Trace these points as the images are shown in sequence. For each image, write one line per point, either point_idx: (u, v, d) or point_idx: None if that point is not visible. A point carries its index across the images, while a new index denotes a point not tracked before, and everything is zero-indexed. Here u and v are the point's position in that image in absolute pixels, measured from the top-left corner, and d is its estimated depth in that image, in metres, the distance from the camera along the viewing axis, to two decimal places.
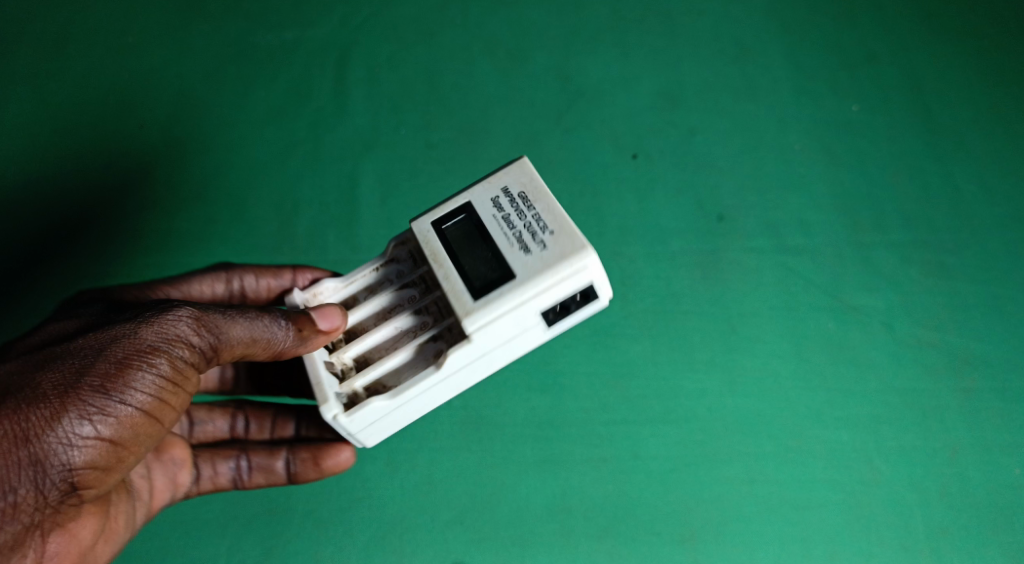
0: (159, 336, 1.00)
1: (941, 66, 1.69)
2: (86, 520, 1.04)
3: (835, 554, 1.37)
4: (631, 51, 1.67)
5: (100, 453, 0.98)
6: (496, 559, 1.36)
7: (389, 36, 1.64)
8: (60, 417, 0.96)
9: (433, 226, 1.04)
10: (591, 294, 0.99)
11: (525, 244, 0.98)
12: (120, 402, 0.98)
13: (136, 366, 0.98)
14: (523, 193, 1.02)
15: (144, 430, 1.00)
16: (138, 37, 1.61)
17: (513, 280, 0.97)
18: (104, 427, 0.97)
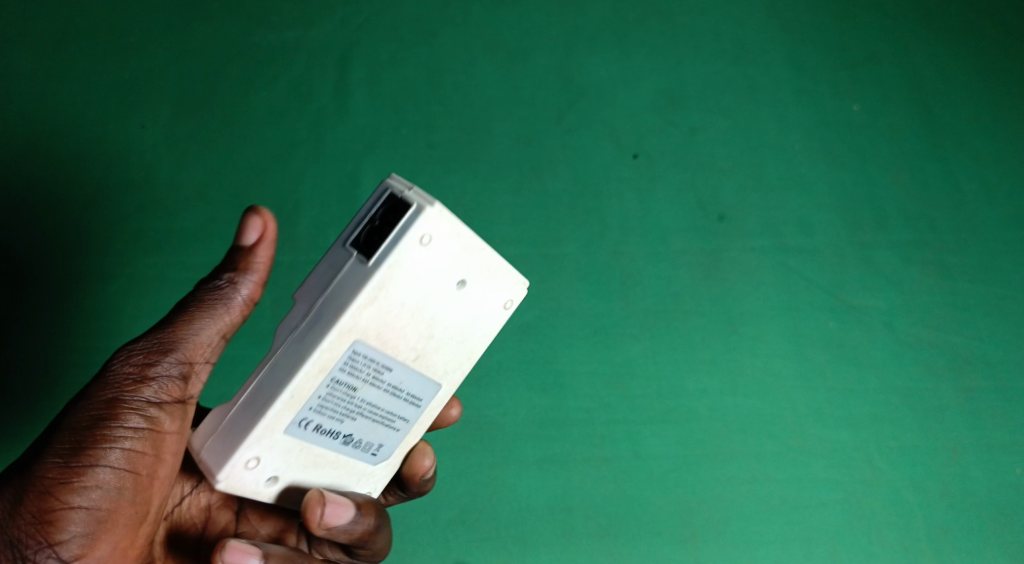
0: (123, 399, 0.97)
1: (943, 65, 1.69)
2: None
3: (835, 554, 1.38)
4: (632, 50, 1.66)
5: (90, 536, 0.95)
6: (496, 558, 1.36)
7: (389, 36, 1.63)
8: (43, 504, 0.93)
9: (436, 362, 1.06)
10: (404, 204, 0.93)
11: None
12: (84, 489, 0.94)
13: (104, 443, 0.96)
14: None
15: (125, 510, 0.97)
16: (137, 35, 1.60)
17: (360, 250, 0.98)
18: (87, 512, 0.94)
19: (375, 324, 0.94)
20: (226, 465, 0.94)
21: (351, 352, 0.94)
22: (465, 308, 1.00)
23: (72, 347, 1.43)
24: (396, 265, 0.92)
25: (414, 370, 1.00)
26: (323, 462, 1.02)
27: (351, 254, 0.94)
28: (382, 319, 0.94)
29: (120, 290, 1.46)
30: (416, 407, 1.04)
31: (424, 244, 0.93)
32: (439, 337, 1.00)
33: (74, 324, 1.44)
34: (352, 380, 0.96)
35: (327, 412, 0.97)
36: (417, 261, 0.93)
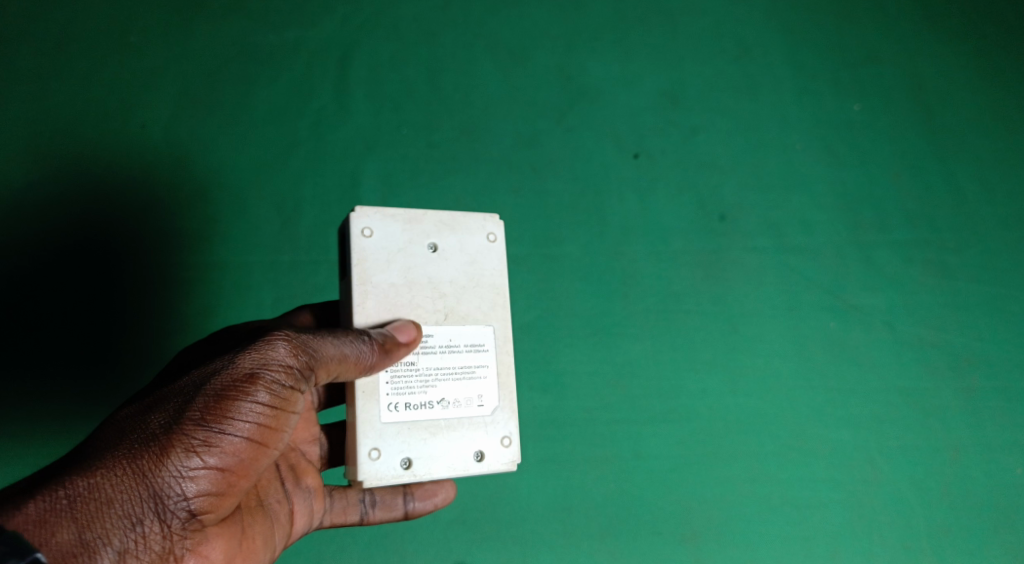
0: (256, 369, 1.04)
1: (943, 66, 1.70)
2: (220, 548, 1.05)
3: (835, 554, 1.38)
4: (632, 50, 1.67)
5: (212, 493, 1.02)
6: (497, 558, 1.35)
7: (390, 36, 1.64)
8: (177, 459, 1.00)
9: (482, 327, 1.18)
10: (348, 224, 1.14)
11: None
12: (213, 451, 1.01)
13: (238, 407, 1.02)
14: None
15: (240, 475, 1.04)
16: (138, 35, 1.59)
17: None
18: (210, 474, 1.02)
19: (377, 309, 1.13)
20: (358, 468, 1.07)
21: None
22: (453, 263, 1.16)
23: (75, 348, 1.44)
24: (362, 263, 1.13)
25: (452, 324, 1.13)
26: (438, 428, 1.11)
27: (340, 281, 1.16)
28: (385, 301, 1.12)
29: (123, 291, 1.46)
30: (485, 352, 1.14)
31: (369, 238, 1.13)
32: (451, 291, 1.15)
33: (78, 324, 1.45)
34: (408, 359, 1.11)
35: (403, 387, 1.10)
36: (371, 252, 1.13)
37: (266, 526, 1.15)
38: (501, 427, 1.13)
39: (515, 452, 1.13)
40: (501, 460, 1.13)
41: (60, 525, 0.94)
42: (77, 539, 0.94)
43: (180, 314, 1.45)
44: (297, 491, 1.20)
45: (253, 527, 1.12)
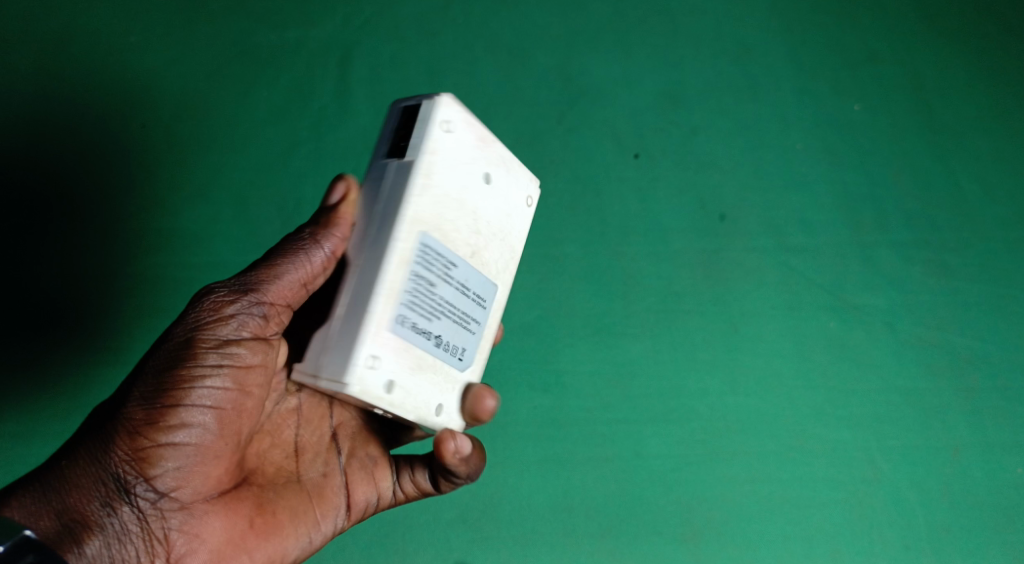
0: (202, 337, 1.00)
1: (943, 65, 1.70)
2: (218, 519, 1.02)
3: (836, 553, 1.38)
4: (633, 49, 1.67)
5: (189, 466, 1.00)
6: (497, 558, 1.35)
7: (391, 36, 1.64)
8: (147, 439, 0.98)
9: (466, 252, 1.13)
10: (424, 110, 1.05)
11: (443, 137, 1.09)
12: (175, 425, 0.98)
13: (195, 379, 0.99)
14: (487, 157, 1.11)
15: (216, 444, 1.01)
16: (138, 34, 1.60)
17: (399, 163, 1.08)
18: (181, 440, 0.99)
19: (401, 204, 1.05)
20: (351, 372, 0.97)
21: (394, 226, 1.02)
22: (497, 202, 1.11)
23: (75, 347, 1.43)
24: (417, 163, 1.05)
25: (473, 265, 1.08)
26: (424, 366, 1.04)
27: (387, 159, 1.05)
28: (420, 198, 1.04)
29: (122, 291, 1.45)
30: (484, 308, 1.11)
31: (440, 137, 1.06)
32: (485, 232, 1.09)
33: (77, 324, 1.44)
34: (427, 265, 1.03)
35: (418, 309, 1.02)
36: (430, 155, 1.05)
37: (293, 501, 1.10)
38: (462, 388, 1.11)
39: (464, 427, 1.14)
40: (452, 420, 1.10)
41: (47, 515, 0.95)
42: (70, 527, 0.95)
43: (181, 315, 1.45)
44: (350, 465, 1.17)
45: (273, 501, 1.08)
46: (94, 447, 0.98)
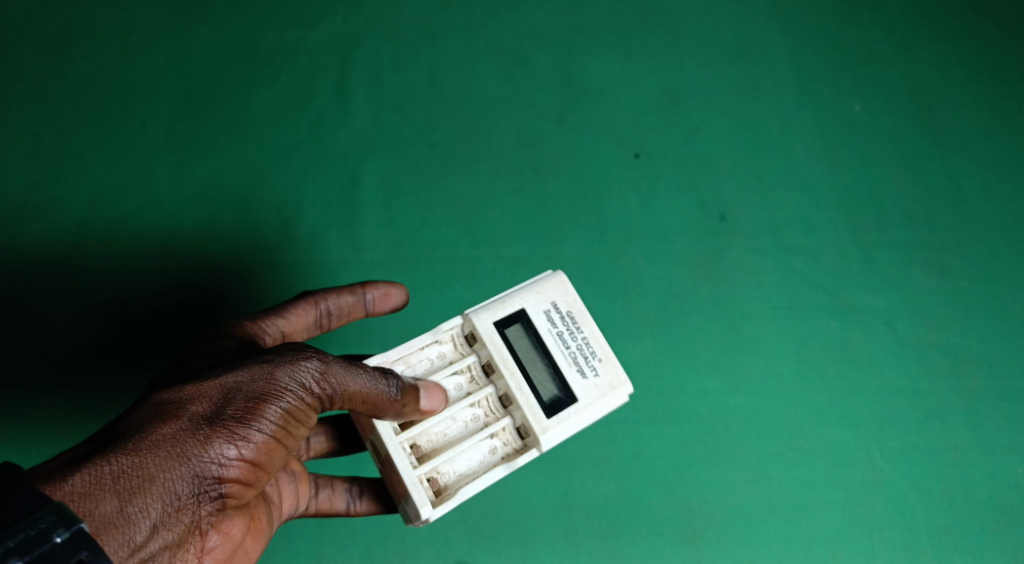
0: (283, 372, 0.95)
1: (943, 65, 1.70)
2: (236, 534, 0.97)
3: (837, 554, 1.38)
4: (633, 49, 1.68)
5: (237, 483, 0.93)
6: (498, 559, 1.33)
7: (391, 36, 1.64)
8: (209, 445, 0.90)
9: (496, 328, 1.11)
10: (559, 305, 1.14)
11: (550, 314, 1.14)
12: (237, 442, 0.91)
13: (271, 403, 0.93)
14: (570, 313, 1.14)
15: (263, 468, 0.95)
16: (138, 34, 1.60)
17: (515, 319, 1.13)
18: (242, 464, 0.92)
19: (506, 356, 1.10)
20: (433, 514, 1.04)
21: (550, 415, 1.08)
22: None
23: (74, 348, 1.40)
24: (531, 335, 1.12)
25: None
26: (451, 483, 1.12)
27: (519, 328, 1.12)
28: (531, 377, 1.10)
29: (121, 291, 1.44)
30: None
31: (561, 314, 1.14)
32: None
33: (75, 324, 1.42)
34: (523, 458, 1.09)
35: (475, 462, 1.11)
36: (548, 332, 1.12)
37: (265, 519, 1.04)
38: None
39: None
40: None
41: (101, 497, 0.84)
42: (110, 508, 0.85)
43: (179, 315, 1.43)
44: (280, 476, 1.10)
45: (251, 512, 1.02)
46: (149, 429, 0.89)
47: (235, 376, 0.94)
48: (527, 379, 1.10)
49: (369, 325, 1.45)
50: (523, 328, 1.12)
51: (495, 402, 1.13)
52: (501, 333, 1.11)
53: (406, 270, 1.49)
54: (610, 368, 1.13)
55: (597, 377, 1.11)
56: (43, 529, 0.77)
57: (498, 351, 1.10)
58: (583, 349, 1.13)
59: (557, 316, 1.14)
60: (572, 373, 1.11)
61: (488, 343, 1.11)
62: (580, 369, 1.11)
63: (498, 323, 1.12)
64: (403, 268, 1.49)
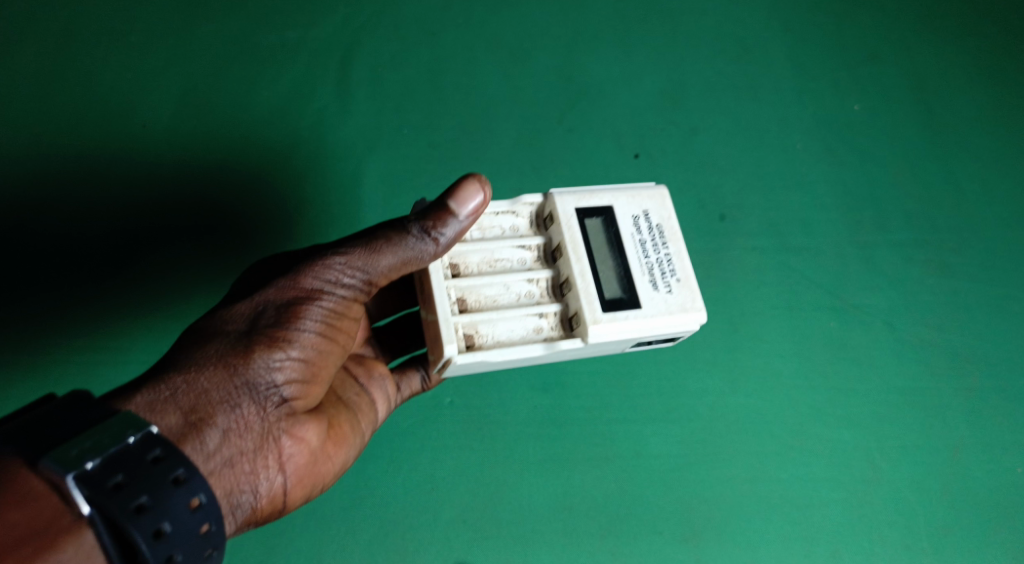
0: (315, 275, 1.09)
1: (942, 66, 1.71)
2: (313, 439, 1.08)
3: (837, 554, 1.38)
4: (633, 50, 1.68)
5: (295, 383, 1.06)
6: (499, 558, 1.31)
7: (391, 36, 1.65)
8: (258, 353, 1.04)
9: (577, 213, 1.23)
10: (648, 215, 1.25)
11: (636, 219, 1.25)
12: (285, 344, 1.05)
13: (307, 306, 1.07)
14: (659, 227, 1.25)
15: (317, 365, 1.08)
16: (139, 34, 1.61)
17: (597, 212, 1.24)
18: (293, 363, 1.05)
19: (580, 244, 1.22)
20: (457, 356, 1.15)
21: (606, 311, 1.18)
22: None
23: (75, 348, 1.43)
24: (613, 235, 1.23)
25: None
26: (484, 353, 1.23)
27: (597, 222, 1.24)
28: (602, 273, 1.21)
29: (120, 291, 1.46)
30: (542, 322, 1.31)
31: (650, 224, 1.25)
32: None
33: (76, 325, 1.44)
34: (566, 342, 1.19)
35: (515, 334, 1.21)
36: (631, 240, 1.23)
37: (351, 417, 1.16)
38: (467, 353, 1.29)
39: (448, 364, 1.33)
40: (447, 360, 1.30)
41: (169, 412, 0.99)
42: (183, 422, 0.99)
43: (179, 316, 1.46)
44: (370, 382, 1.23)
45: (337, 416, 1.14)
46: (200, 353, 1.03)
47: (275, 288, 1.07)
48: (592, 269, 1.21)
49: None
50: (606, 225, 1.24)
51: (551, 285, 1.25)
52: (581, 220, 1.23)
53: None
54: (686, 289, 1.22)
55: (671, 293, 1.21)
56: (116, 433, 0.92)
57: (569, 233, 1.22)
58: (662, 264, 1.23)
59: (642, 227, 1.24)
60: (645, 282, 1.21)
61: (565, 224, 1.22)
62: (655, 282, 1.21)
63: (580, 210, 1.24)
64: None
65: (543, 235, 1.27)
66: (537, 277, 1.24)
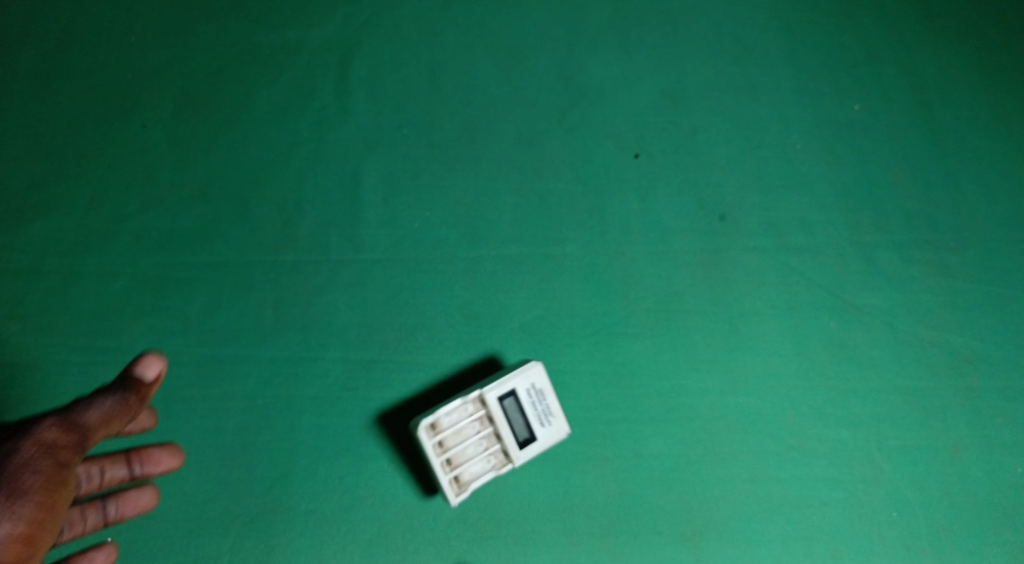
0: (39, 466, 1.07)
1: (944, 64, 1.71)
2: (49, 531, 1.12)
3: (836, 552, 1.39)
4: (633, 48, 1.68)
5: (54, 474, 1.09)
6: (497, 558, 1.34)
7: (390, 34, 1.65)
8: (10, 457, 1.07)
9: (494, 399, 1.30)
10: (537, 386, 1.32)
11: (521, 402, 1.32)
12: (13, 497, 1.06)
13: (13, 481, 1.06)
14: (539, 388, 1.32)
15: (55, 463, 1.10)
16: (138, 34, 1.61)
17: (500, 405, 1.31)
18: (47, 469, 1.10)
19: (496, 415, 1.31)
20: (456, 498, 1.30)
21: (522, 448, 1.31)
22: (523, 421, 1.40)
23: (77, 349, 1.41)
24: (515, 401, 1.32)
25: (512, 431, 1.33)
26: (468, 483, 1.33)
27: (499, 402, 1.31)
28: (507, 417, 1.31)
29: (122, 292, 1.44)
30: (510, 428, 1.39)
31: (534, 394, 1.32)
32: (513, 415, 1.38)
33: (78, 324, 1.42)
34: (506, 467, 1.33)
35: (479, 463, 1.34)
36: (525, 404, 1.32)
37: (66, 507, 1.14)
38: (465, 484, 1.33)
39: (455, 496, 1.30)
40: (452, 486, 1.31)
41: None
42: None
43: (180, 316, 1.43)
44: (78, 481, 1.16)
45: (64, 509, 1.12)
46: None
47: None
48: (508, 423, 1.31)
49: (367, 323, 1.43)
50: (510, 401, 1.32)
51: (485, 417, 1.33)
52: (499, 405, 1.31)
53: (406, 269, 1.48)
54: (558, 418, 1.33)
55: (549, 428, 1.32)
56: None
57: (498, 419, 1.31)
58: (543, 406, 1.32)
59: (536, 395, 1.32)
60: (535, 419, 1.32)
61: (494, 417, 1.31)
62: (541, 421, 1.32)
63: (495, 396, 1.30)
64: (403, 267, 1.48)
65: (485, 407, 1.32)
66: (468, 398, 1.31)
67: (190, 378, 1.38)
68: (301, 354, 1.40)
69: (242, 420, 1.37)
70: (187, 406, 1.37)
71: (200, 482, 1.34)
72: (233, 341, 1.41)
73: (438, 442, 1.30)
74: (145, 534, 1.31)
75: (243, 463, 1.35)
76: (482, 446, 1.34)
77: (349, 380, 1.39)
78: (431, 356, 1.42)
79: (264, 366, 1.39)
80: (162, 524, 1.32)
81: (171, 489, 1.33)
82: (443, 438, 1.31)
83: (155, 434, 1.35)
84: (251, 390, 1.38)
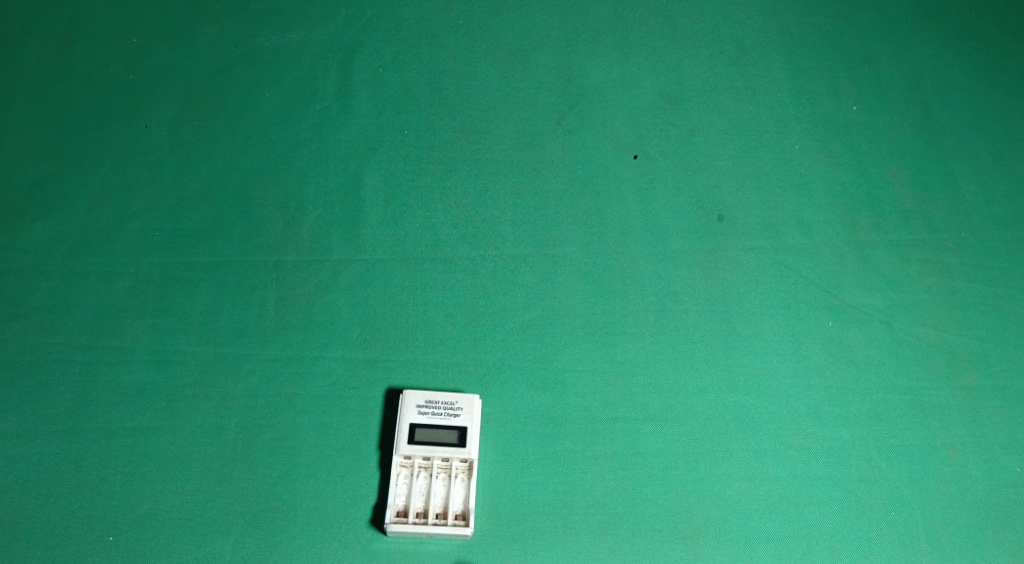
0: None
1: (939, 68, 1.74)
2: None
3: (835, 552, 1.35)
4: (632, 51, 1.72)
5: None
6: (496, 557, 1.30)
7: (394, 39, 1.68)
8: None
9: (405, 444, 1.32)
10: (405, 404, 1.35)
11: (422, 423, 1.34)
12: None
13: None
14: (425, 401, 1.36)
15: None
16: (144, 38, 1.66)
17: (417, 439, 1.33)
18: None
19: (421, 449, 1.32)
20: (464, 529, 1.28)
21: (465, 445, 1.33)
22: None
23: (78, 348, 1.40)
24: (420, 426, 1.34)
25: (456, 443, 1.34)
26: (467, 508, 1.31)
27: (410, 441, 1.33)
28: (428, 442, 1.33)
29: (123, 289, 1.45)
30: None
31: (433, 405, 1.36)
32: None
33: (78, 322, 1.42)
34: (473, 470, 1.33)
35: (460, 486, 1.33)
36: (427, 419, 1.34)
37: None
38: (461, 516, 1.31)
39: (463, 529, 1.28)
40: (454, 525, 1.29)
41: None
42: None
43: (181, 314, 1.43)
44: None
45: None
46: None
47: None
48: (440, 441, 1.33)
49: (368, 322, 1.44)
50: (417, 431, 1.34)
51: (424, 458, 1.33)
52: (411, 441, 1.33)
53: (406, 269, 1.49)
54: (471, 406, 1.36)
55: (463, 413, 1.35)
56: None
57: (430, 447, 1.33)
58: (450, 407, 1.36)
59: (428, 405, 1.36)
60: (445, 418, 1.35)
61: (425, 450, 1.32)
62: (450, 414, 1.35)
63: (403, 440, 1.33)
64: (403, 267, 1.49)
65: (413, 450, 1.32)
66: (401, 459, 1.32)
67: (191, 378, 1.39)
68: (302, 353, 1.41)
69: (244, 420, 1.36)
70: (189, 405, 1.37)
71: (201, 481, 1.32)
72: (234, 341, 1.41)
73: (411, 515, 1.29)
74: (145, 536, 1.28)
75: (244, 463, 1.33)
76: (445, 480, 1.33)
77: (350, 379, 1.40)
78: (431, 355, 1.42)
79: (265, 365, 1.40)
80: (162, 525, 1.29)
81: (170, 490, 1.31)
82: (416, 512, 1.30)
83: (158, 434, 1.35)
84: (252, 389, 1.38)
